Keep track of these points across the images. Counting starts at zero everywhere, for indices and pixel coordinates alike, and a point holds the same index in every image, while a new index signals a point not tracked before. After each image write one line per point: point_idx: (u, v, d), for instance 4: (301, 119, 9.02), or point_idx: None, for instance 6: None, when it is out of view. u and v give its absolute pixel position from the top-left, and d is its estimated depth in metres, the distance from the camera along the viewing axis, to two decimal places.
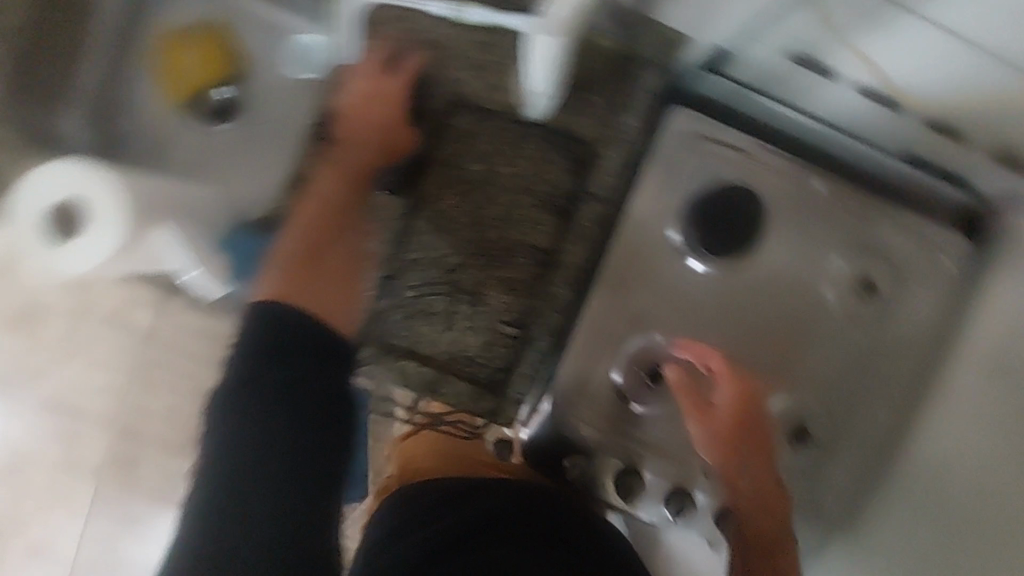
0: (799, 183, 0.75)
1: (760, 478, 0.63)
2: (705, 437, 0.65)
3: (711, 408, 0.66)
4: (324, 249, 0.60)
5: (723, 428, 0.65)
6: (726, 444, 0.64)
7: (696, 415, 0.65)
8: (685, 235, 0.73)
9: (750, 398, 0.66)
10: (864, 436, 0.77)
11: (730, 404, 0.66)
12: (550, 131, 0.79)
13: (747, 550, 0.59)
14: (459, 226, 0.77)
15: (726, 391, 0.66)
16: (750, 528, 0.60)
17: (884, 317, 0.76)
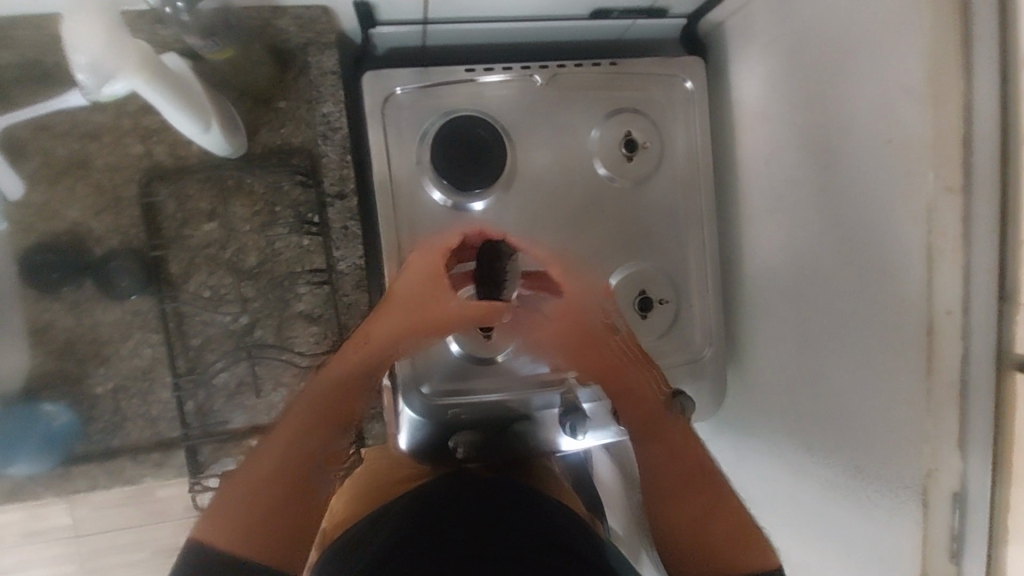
0: (521, 87, 0.73)
1: (618, 372, 0.67)
2: (561, 349, 0.67)
3: (542, 317, 0.66)
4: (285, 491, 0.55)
5: (567, 338, 0.65)
6: (572, 346, 0.66)
7: (545, 334, 0.67)
8: (453, 199, 0.72)
9: (581, 302, 0.66)
10: (697, 267, 0.80)
11: (559, 312, 0.65)
12: (258, 159, 0.69)
13: (639, 428, 0.68)
14: (215, 300, 0.69)
15: (553, 298, 0.65)
16: (639, 417, 0.68)
17: (660, 165, 0.78)
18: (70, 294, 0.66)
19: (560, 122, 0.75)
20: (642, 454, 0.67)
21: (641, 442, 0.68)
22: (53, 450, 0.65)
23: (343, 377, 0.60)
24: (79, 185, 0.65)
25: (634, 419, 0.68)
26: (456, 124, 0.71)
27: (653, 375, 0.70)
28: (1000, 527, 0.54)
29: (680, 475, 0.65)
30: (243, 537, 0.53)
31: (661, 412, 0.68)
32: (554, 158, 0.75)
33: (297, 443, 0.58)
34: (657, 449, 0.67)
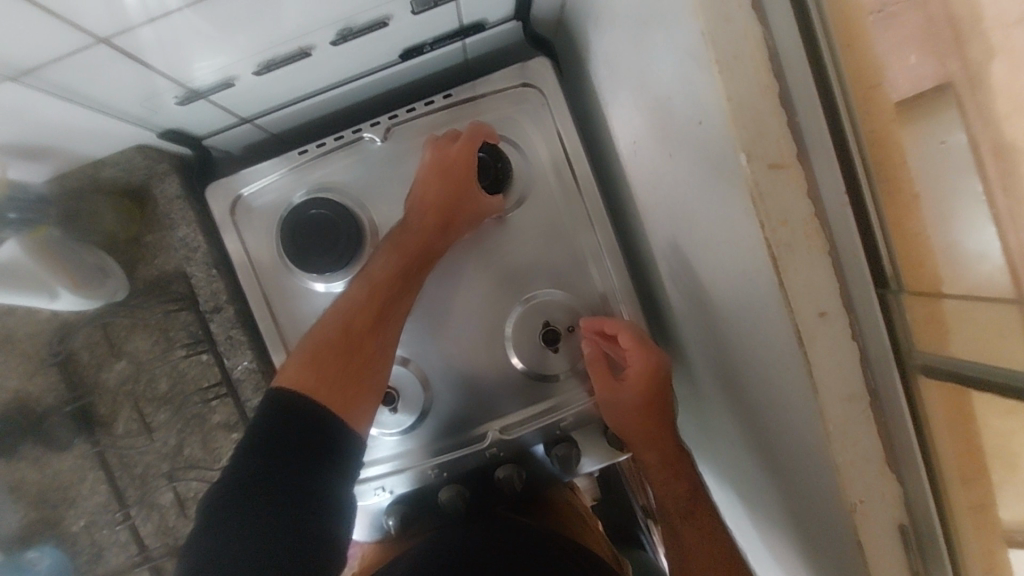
0: (359, 151, 0.72)
1: (663, 451, 0.68)
2: (622, 412, 0.68)
3: (621, 382, 0.67)
4: (347, 352, 0.61)
5: (635, 410, 0.67)
6: (637, 412, 0.67)
7: (608, 395, 0.68)
8: (331, 285, 0.71)
9: (661, 373, 0.67)
10: (605, 282, 0.72)
11: (639, 383, 0.66)
12: (143, 295, 0.73)
13: (671, 507, 0.68)
14: (141, 431, 0.74)
15: (635, 370, 0.67)
16: (671, 494, 0.68)
17: (529, 184, 0.72)
18: (27, 451, 0.74)
19: (409, 174, 0.72)
20: (670, 525, 0.68)
21: (670, 518, 0.68)
22: None
23: (405, 247, 0.66)
24: (7, 358, 0.73)
25: (669, 499, 0.68)
26: (299, 211, 0.70)
27: (688, 463, 0.69)
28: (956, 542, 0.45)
29: (709, 547, 0.63)
30: (320, 382, 0.59)
31: (700, 503, 0.67)
32: None
33: (370, 295, 0.64)
34: (689, 532, 0.66)
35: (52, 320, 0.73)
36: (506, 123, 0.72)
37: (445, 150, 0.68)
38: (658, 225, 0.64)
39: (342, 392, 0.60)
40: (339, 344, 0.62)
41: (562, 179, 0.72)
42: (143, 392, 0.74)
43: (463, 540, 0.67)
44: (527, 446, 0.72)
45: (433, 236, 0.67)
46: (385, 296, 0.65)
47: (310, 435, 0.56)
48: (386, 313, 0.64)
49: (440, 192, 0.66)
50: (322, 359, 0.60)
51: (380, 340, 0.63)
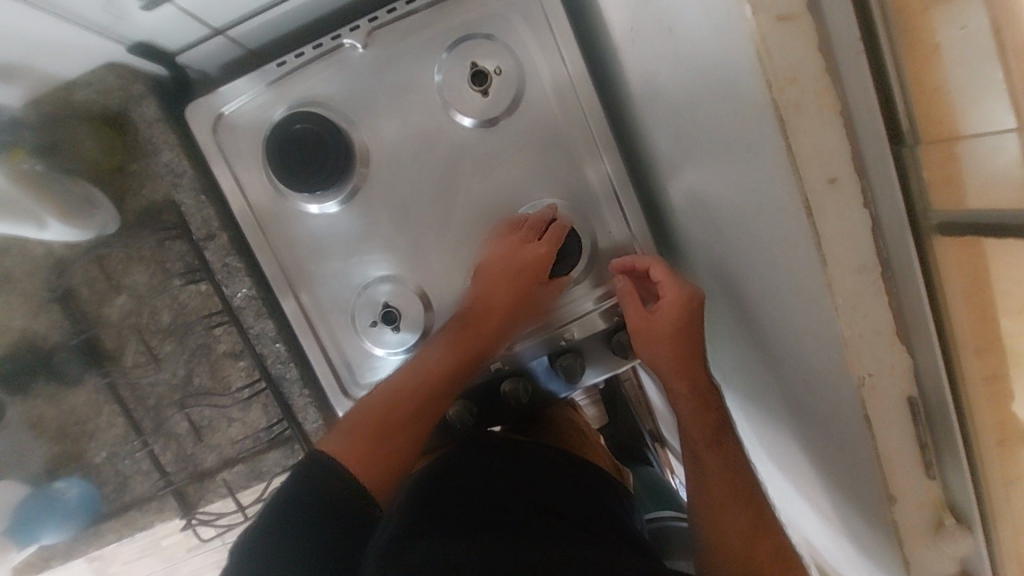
0: (341, 61, 0.69)
1: (696, 382, 0.64)
2: (652, 343, 0.64)
3: (655, 314, 0.64)
4: (392, 440, 0.63)
5: (667, 340, 0.63)
6: (670, 342, 0.63)
7: (642, 324, 0.64)
8: (320, 204, 0.70)
9: (695, 304, 0.63)
10: (605, 190, 0.70)
11: (673, 313, 0.62)
12: (135, 225, 0.72)
13: (699, 438, 0.65)
14: (148, 365, 0.75)
15: (669, 301, 0.63)
16: (697, 427, 0.65)
17: (519, 88, 0.68)
18: (41, 388, 0.75)
19: (395, 83, 0.69)
20: (692, 453, 0.66)
21: (694, 446, 0.66)
22: (85, 514, 0.77)
23: (462, 345, 0.66)
24: (9, 296, 0.73)
25: (697, 431, 0.65)
26: (283, 127, 0.67)
27: (720, 397, 0.66)
28: (963, 410, 0.44)
29: (728, 475, 0.63)
30: (369, 477, 0.60)
31: (727, 432, 0.65)
32: (403, 124, 0.69)
33: (425, 387, 0.66)
34: (715, 462, 0.64)
35: (49, 256, 0.72)
36: (492, 20, 0.68)
37: (521, 248, 0.66)
38: (659, 116, 0.61)
39: (381, 472, 0.61)
40: (390, 422, 0.64)
41: (556, 79, 0.68)
42: (146, 325, 0.74)
43: (484, 463, 0.68)
44: (525, 362, 0.72)
45: (497, 306, 0.66)
46: (427, 397, 0.66)
47: (337, 508, 0.55)
48: (425, 414, 0.66)
49: (508, 295, 0.66)
50: (378, 425, 0.63)
51: (417, 435, 0.65)
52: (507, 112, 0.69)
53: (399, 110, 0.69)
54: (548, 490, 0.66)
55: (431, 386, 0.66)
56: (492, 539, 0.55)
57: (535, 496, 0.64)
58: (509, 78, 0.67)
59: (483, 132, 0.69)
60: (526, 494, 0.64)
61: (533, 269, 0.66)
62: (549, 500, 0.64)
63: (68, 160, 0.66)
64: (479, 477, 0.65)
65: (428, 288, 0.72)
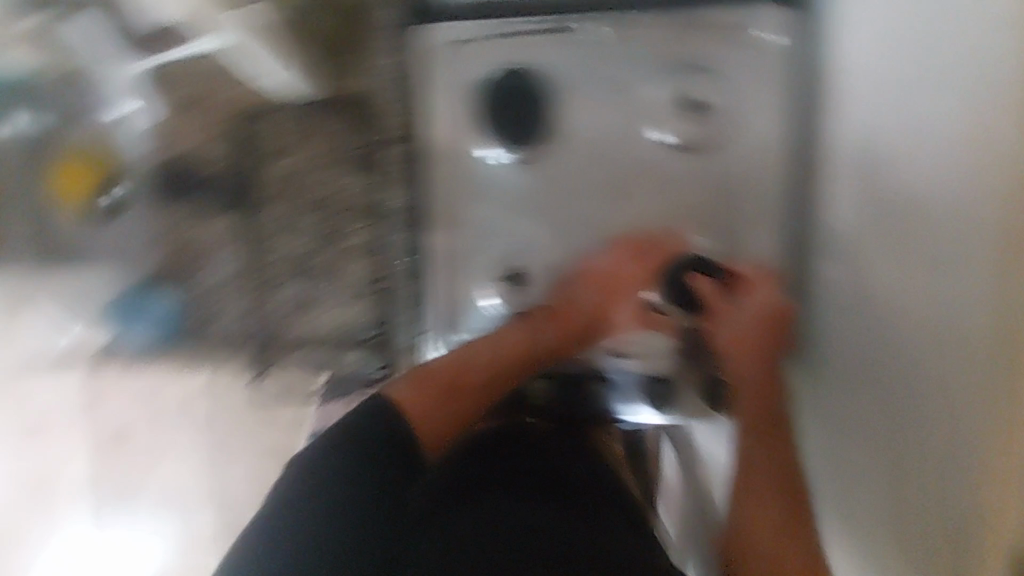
0: (573, 40, 0.70)
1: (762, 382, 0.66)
2: (725, 327, 0.68)
3: (734, 304, 0.68)
4: (454, 402, 0.68)
5: (740, 324, 0.67)
6: (745, 331, 0.66)
7: (719, 310, 0.68)
8: (498, 155, 0.73)
9: (774, 304, 0.67)
10: (760, 252, 0.71)
11: (753, 304, 0.67)
12: (331, 105, 0.77)
13: (754, 445, 0.64)
14: (286, 228, 0.80)
15: (752, 294, 0.68)
16: (755, 432, 0.65)
17: (722, 133, 0.70)
18: (187, 208, 0.81)
19: (613, 78, 0.71)
20: (743, 452, 0.65)
21: (746, 446, 0.65)
22: (163, 327, 0.83)
23: (535, 339, 0.72)
24: (200, 121, 0.79)
25: (752, 443, 0.65)
26: (502, 78, 0.71)
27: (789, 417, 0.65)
28: None
29: (775, 489, 0.62)
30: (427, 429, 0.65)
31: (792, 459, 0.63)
32: (605, 118, 0.72)
33: (493, 366, 0.71)
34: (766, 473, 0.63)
35: (247, 100, 0.78)
36: (726, 58, 0.69)
37: (624, 272, 0.72)
38: (854, 209, 0.62)
39: (439, 425, 0.66)
40: (454, 387, 0.68)
41: (761, 135, 0.70)
42: (300, 192, 0.79)
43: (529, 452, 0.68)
44: (617, 372, 0.76)
45: (581, 317, 0.73)
46: (491, 375, 0.71)
47: (379, 457, 0.59)
48: (490, 391, 0.71)
49: (595, 310, 0.72)
50: (442, 386, 0.68)
51: (478, 404, 0.70)
52: (703, 146, 0.71)
53: (609, 103, 0.72)
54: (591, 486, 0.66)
55: (497, 365, 0.71)
56: (514, 507, 0.60)
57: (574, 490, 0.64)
58: (719, 117, 0.70)
59: (673, 155, 0.72)
60: (566, 486, 0.64)
61: (627, 299, 0.72)
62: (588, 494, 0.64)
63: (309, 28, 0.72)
64: (518, 446, 0.69)
65: (560, 269, 0.75)
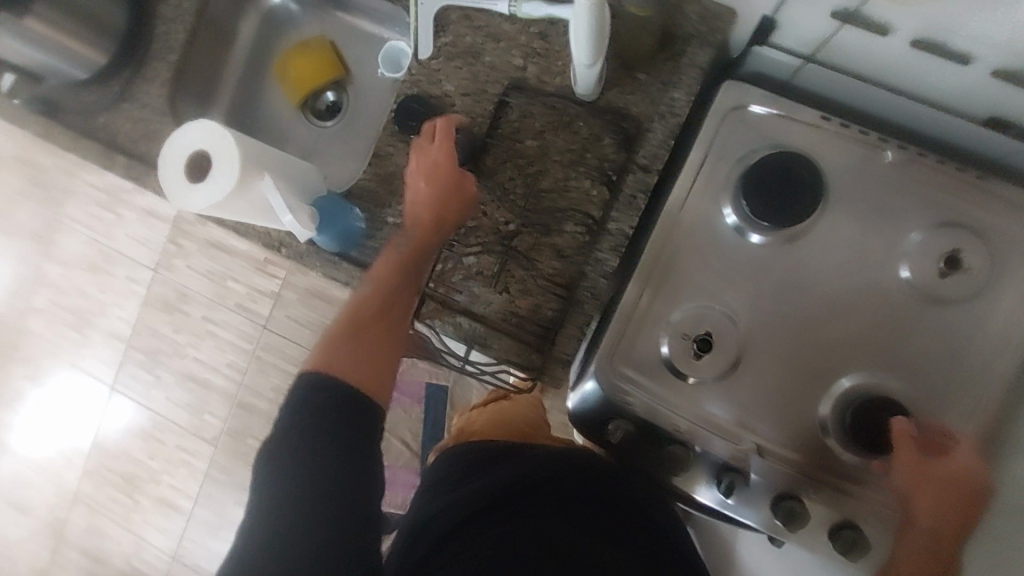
0: (866, 157, 0.72)
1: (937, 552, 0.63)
2: (921, 480, 0.65)
3: (936, 464, 0.65)
4: (365, 337, 0.69)
5: (938, 486, 0.65)
6: (942, 498, 0.64)
7: (918, 461, 0.66)
8: (743, 226, 0.73)
9: (975, 484, 0.65)
10: (953, 427, 0.70)
11: (957, 474, 0.65)
12: (601, 109, 0.77)
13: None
14: (500, 201, 0.80)
15: (957, 462, 0.66)
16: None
17: (970, 298, 0.70)
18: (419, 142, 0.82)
19: (884, 205, 0.72)
20: None
21: None
22: (339, 242, 0.80)
23: (402, 261, 0.74)
24: (472, 72, 0.80)
25: None
26: (786, 158, 0.70)
27: None
28: None
29: None
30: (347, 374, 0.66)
31: None
32: (859, 236, 0.72)
33: (380, 300, 0.72)
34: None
35: (525, 74, 0.79)
36: (1002, 237, 0.69)
37: (427, 148, 0.75)
38: None
39: (361, 368, 0.67)
40: (370, 313, 0.71)
41: (1007, 321, 0.69)
42: (529, 176, 0.79)
43: (533, 490, 0.69)
44: (750, 473, 0.74)
45: (436, 225, 0.75)
46: (378, 300, 0.72)
47: (347, 447, 0.61)
48: (390, 317, 0.72)
49: (427, 216, 0.74)
50: (358, 333, 0.69)
51: (390, 342, 0.70)
52: (942, 304, 0.70)
53: (867, 223, 0.72)
54: (579, 520, 0.68)
55: (390, 283, 0.73)
56: (497, 529, 0.65)
57: (563, 529, 0.67)
58: (973, 283, 0.69)
59: (909, 299, 0.71)
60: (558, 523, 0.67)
61: (433, 181, 0.74)
62: (575, 531, 0.67)
63: (625, 38, 0.73)
64: (522, 464, 0.72)
65: (751, 354, 0.73)
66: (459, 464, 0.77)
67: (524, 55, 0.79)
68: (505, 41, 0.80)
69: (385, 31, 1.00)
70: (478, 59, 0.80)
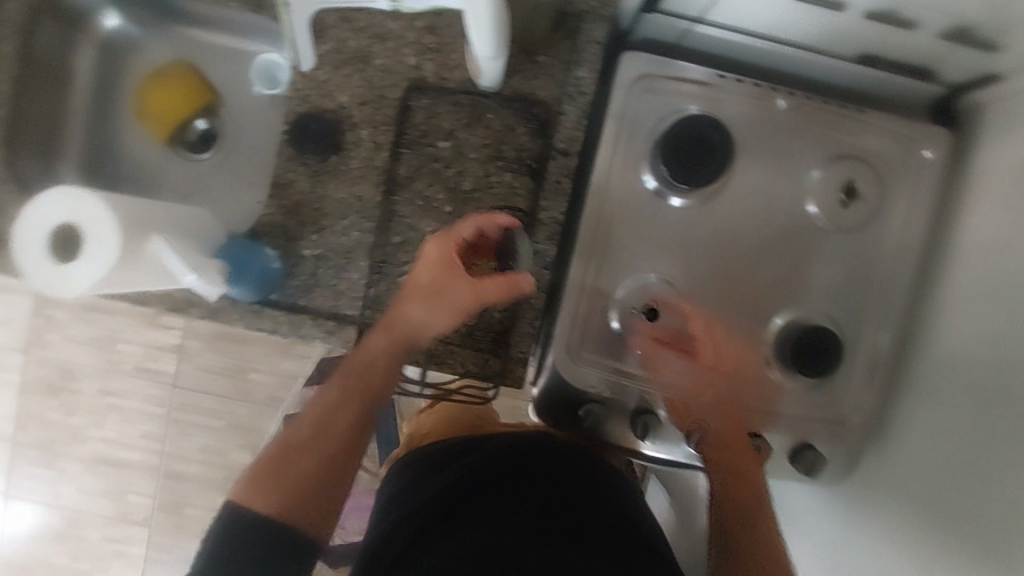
0: (763, 106, 0.76)
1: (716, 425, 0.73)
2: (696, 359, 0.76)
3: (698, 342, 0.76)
4: (290, 453, 0.60)
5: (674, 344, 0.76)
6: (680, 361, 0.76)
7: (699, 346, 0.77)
8: (665, 192, 0.75)
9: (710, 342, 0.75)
10: (871, 337, 0.78)
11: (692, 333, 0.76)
12: (508, 99, 0.75)
13: (723, 498, 0.67)
14: (422, 210, 0.75)
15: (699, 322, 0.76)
16: (729, 482, 0.68)
17: (869, 221, 0.77)
18: (320, 161, 0.75)
19: (786, 149, 0.76)
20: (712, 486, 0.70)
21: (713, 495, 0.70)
22: (259, 288, 0.73)
23: (391, 358, 0.64)
24: (364, 80, 0.75)
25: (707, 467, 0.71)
26: (693, 121, 0.73)
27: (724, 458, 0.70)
28: None
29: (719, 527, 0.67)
30: (282, 501, 0.57)
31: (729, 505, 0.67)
32: (769, 182, 0.76)
33: (337, 433, 0.61)
34: (744, 542, 0.63)
35: (422, 73, 0.75)
36: (885, 161, 0.77)
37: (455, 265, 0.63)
38: (990, 322, 0.68)
39: (286, 478, 0.58)
40: (300, 443, 0.60)
41: (901, 235, 0.77)
42: (448, 179, 0.75)
43: (500, 482, 0.67)
44: None
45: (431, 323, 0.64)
46: (349, 399, 0.63)
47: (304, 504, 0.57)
48: (353, 444, 0.62)
49: (450, 309, 0.63)
50: (283, 455, 0.59)
51: (343, 467, 0.61)
52: (848, 231, 0.77)
53: (773, 169, 0.76)
54: (564, 502, 0.67)
55: (377, 391, 0.63)
56: (476, 530, 0.61)
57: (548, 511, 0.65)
58: (870, 206, 0.76)
59: (820, 233, 0.77)
60: (541, 506, 0.65)
61: (433, 281, 0.63)
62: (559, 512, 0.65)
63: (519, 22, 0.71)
64: (477, 454, 0.72)
65: (697, 314, 0.76)
66: (418, 466, 0.75)
67: (416, 52, 0.75)
68: (392, 40, 0.75)
69: (249, 44, 0.90)
70: (366, 64, 0.75)
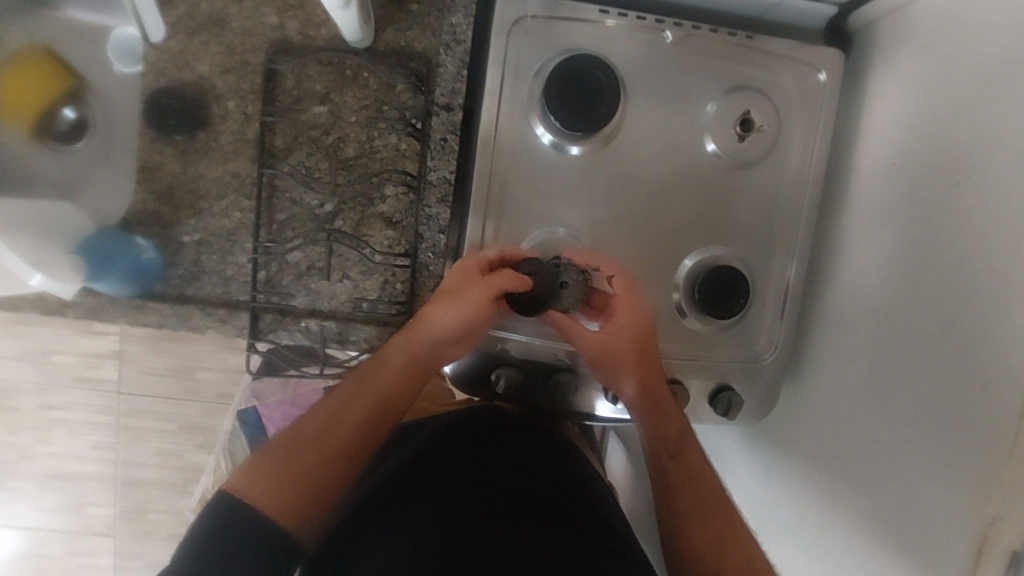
0: (650, 40, 0.72)
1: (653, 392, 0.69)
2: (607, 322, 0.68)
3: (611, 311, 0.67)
4: (293, 456, 0.57)
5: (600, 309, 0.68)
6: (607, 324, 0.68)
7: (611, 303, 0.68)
8: (556, 140, 0.71)
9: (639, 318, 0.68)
10: (780, 270, 0.77)
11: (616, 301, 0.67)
12: (381, 54, 0.70)
13: (660, 450, 0.69)
14: (304, 182, 0.71)
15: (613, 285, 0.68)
16: (664, 437, 0.69)
17: (770, 151, 0.75)
18: (188, 140, 0.70)
19: (678, 85, 0.73)
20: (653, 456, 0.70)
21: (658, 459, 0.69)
22: (134, 281, 0.69)
23: (400, 362, 0.61)
24: (223, 47, 0.69)
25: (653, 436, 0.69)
26: (576, 61, 0.69)
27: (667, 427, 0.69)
28: None
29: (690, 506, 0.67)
30: (275, 499, 0.53)
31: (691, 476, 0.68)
32: (664, 120, 0.74)
33: (349, 440, 0.59)
34: (676, 476, 0.68)
35: (285, 33, 0.69)
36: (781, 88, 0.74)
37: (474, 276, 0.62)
38: (889, 242, 0.68)
39: (291, 479, 0.55)
40: (300, 449, 0.57)
41: (803, 163, 0.76)
42: (328, 146, 0.71)
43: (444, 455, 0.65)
44: None
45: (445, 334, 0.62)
46: (359, 408, 0.60)
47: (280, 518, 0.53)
48: (358, 452, 0.59)
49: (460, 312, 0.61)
50: (286, 459, 0.57)
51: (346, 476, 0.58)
52: (750, 163, 0.75)
53: (669, 106, 0.73)
54: (517, 467, 0.66)
55: (389, 403, 0.61)
56: (429, 506, 0.59)
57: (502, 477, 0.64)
58: (769, 136, 0.74)
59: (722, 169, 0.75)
60: (494, 474, 0.64)
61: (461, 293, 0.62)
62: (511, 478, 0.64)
63: None
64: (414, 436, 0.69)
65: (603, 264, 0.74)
66: None
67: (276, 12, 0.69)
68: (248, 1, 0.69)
69: (108, 19, 0.82)
70: (223, 30, 0.69)
